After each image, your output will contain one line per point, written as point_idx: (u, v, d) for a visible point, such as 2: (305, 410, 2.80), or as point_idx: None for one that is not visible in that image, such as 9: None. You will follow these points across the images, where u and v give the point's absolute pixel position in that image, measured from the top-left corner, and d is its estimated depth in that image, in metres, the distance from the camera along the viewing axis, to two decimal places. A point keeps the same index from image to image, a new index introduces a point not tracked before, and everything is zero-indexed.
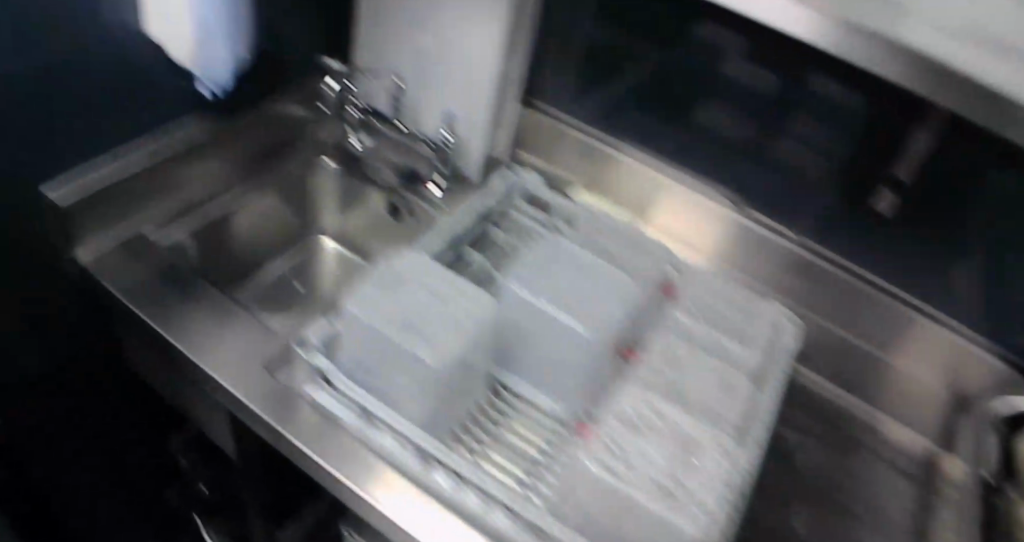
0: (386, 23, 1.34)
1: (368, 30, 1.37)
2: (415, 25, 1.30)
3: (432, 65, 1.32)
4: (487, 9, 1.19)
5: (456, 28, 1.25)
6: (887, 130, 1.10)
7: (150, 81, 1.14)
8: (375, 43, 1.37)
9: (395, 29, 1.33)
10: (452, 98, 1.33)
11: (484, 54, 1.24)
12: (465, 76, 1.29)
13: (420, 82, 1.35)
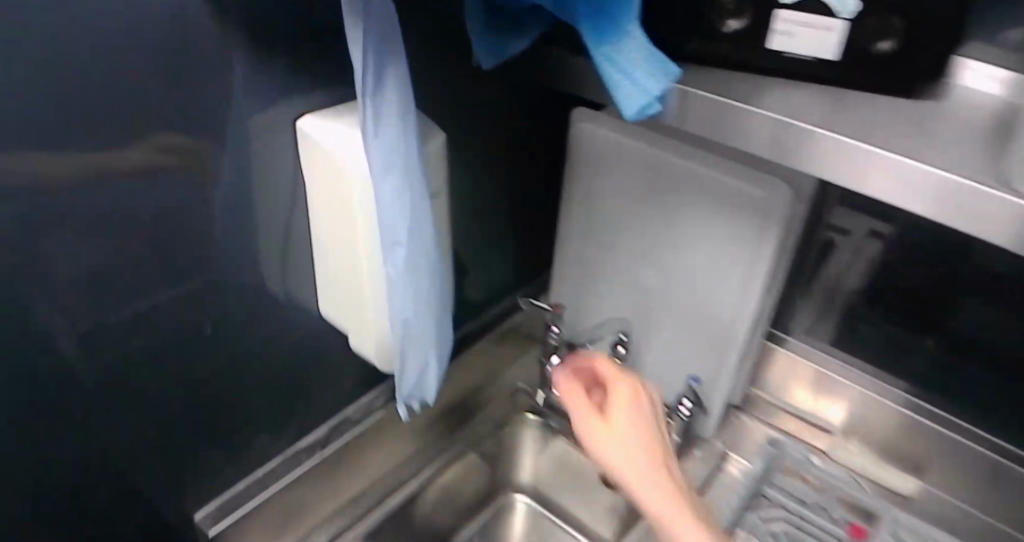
0: (598, 269, 1.09)
1: (571, 274, 1.13)
2: (636, 276, 1.05)
3: (662, 316, 1.05)
4: (740, 254, 0.92)
5: (697, 277, 0.98)
6: None
7: (326, 353, 0.91)
8: (588, 296, 1.12)
9: (611, 280, 1.08)
10: (692, 363, 1.06)
11: (734, 309, 0.96)
12: (706, 334, 1.01)
13: (644, 326, 1.08)
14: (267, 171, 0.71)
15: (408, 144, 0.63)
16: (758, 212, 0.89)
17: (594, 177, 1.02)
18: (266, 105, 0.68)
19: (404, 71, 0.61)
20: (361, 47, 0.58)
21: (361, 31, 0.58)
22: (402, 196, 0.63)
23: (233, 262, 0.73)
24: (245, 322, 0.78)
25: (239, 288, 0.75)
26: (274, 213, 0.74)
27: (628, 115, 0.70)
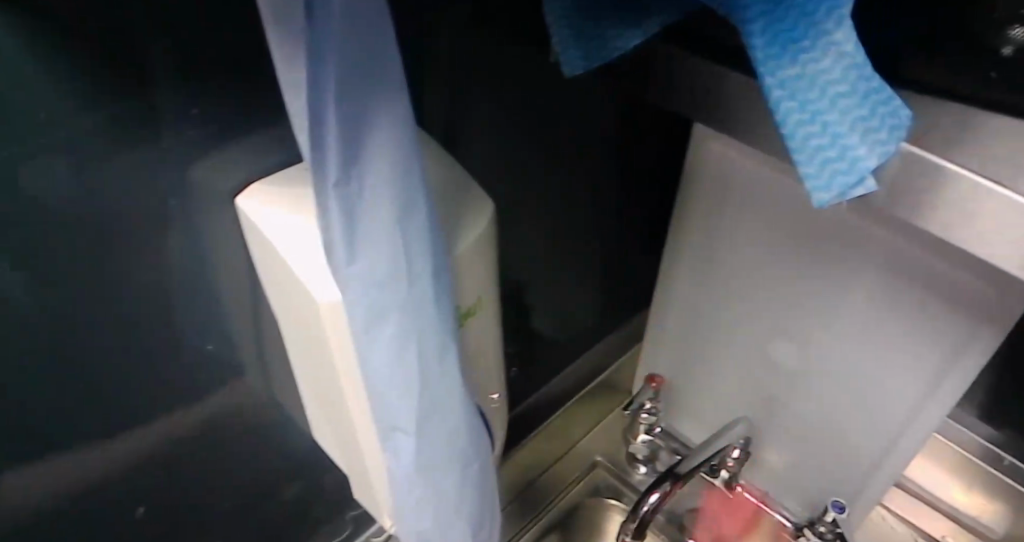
0: (705, 337, 0.76)
1: (671, 335, 0.81)
2: (766, 361, 0.71)
3: (796, 417, 0.72)
4: (931, 362, 0.58)
5: (857, 380, 0.65)
6: None
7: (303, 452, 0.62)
8: (691, 368, 0.80)
9: (726, 356, 0.75)
10: (825, 480, 0.74)
11: (908, 432, 0.64)
12: (857, 451, 0.69)
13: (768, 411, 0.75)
14: (217, 260, 0.46)
15: (422, 282, 0.35)
16: (972, 310, 0.54)
17: (714, 213, 0.68)
18: (214, 169, 0.42)
19: (412, 144, 0.33)
20: (315, 116, 0.30)
21: (318, 87, 0.29)
22: (402, 363, 0.37)
23: (183, 377, 0.49)
24: (209, 445, 0.54)
25: (193, 404, 0.51)
26: (240, 310, 0.49)
27: (815, 203, 0.37)
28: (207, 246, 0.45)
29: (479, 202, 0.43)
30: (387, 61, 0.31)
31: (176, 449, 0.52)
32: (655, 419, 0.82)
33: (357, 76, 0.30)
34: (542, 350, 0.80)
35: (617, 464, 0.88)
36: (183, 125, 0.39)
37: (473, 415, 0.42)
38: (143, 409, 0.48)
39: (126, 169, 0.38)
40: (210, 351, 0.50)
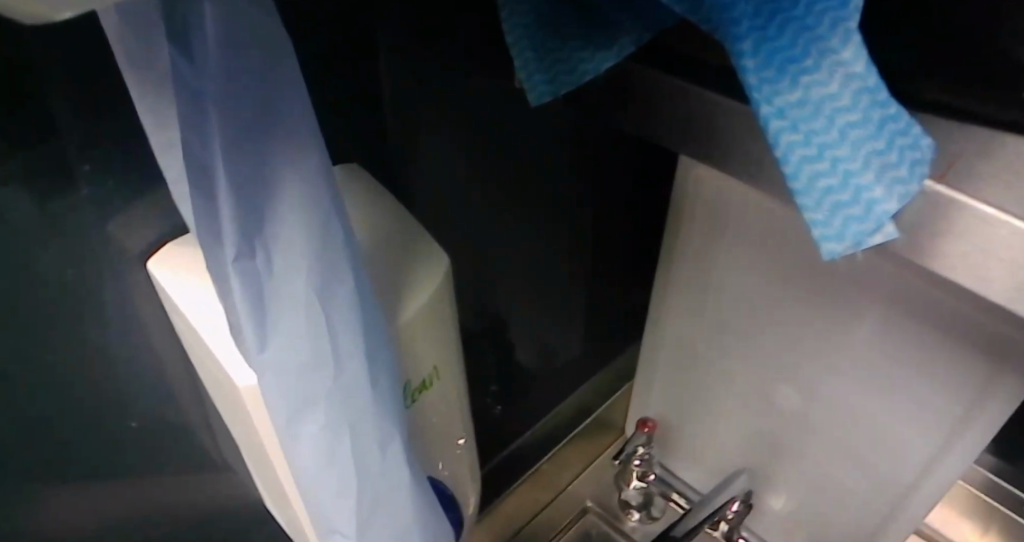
0: (701, 374, 0.70)
1: (663, 372, 0.74)
2: (764, 400, 0.66)
3: (801, 461, 0.66)
4: (953, 409, 0.52)
5: (868, 425, 0.58)
6: None
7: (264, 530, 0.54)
8: (685, 407, 0.74)
9: (722, 394, 0.69)
10: (834, 529, 0.68)
11: (924, 481, 0.58)
12: (869, 500, 0.63)
13: (773, 455, 0.68)
14: (138, 332, 0.39)
15: (352, 361, 0.30)
16: (999, 354, 0.48)
17: (704, 243, 0.62)
18: (125, 229, 0.35)
19: (330, 199, 0.27)
20: (200, 181, 0.24)
21: (202, 145, 0.23)
22: (334, 456, 0.32)
23: (104, 463, 0.42)
24: (144, 534, 0.47)
25: (121, 490, 0.44)
26: (174, 387, 0.42)
27: (825, 255, 0.31)
28: (125, 317, 0.38)
29: (430, 256, 0.37)
30: (292, 108, 0.25)
31: (102, 541, 0.45)
32: (650, 465, 0.75)
33: (253, 129, 0.24)
34: (527, 395, 0.73)
35: (610, 511, 0.82)
36: (85, 179, 0.33)
37: (424, 501, 0.36)
38: (56, 502, 0.41)
39: (12, 232, 0.32)
40: (140, 433, 0.42)
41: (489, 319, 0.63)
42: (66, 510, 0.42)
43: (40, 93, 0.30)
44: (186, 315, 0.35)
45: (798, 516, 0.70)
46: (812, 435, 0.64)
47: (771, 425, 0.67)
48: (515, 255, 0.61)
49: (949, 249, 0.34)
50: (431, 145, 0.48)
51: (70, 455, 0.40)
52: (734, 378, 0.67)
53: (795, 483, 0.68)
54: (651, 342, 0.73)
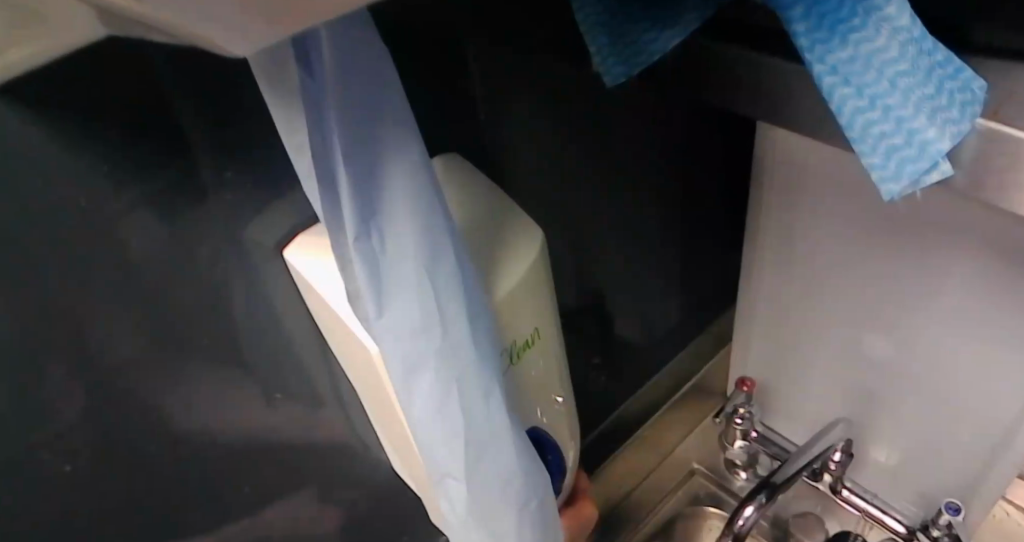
0: (795, 332, 0.71)
1: (758, 333, 0.76)
2: (860, 354, 0.66)
3: (904, 413, 0.66)
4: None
5: (967, 371, 0.58)
6: None
7: (391, 493, 0.60)
8: (782, 365, 0.75)
9: (818, 352, 0.70)
10: (944, 480, 0.68)
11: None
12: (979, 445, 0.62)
13: (875, 407, 0.69)
14: (275, 309, 0.45)
15: (454, 324, 0.34)
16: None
17: (784, 202, 0.63)
18: (265, 223, 0.42)
19: (430, 184, 0.33)
20: (323, 171, 0.29)
21: (323, 142, 0.29)
22: (444, 411, 0.35)
23: (261, 428, 0.49)
24: (298, 499, 0.54)
25: (276, 456, 0.51)
26: (312, 361, 0.49)
27: (884, 195, 0.33)
28: (268, 299, 0.45)
29: (522, 229, 0.42)
30: (392, 108, 0.30)
31: (257, 504, 0.52)
32: (751, 424, 0.77)
33: (363, 128, 0.29)
34: (629, 363, 0.77)
35: (715, 470, 0.85)
36: (231, 181, 0.40)
37: (527, 458, 0.39)
38: (227, 466, 0.48)
39: (180, 228, 0.39)
40: (287, 401, 0.49)
41: (587, 290, 0.66)
42: (235, 475, 0.49)
43: (183, 111, 0.36)
44: (320, 292, 0.42)
45: (906, 469, 0.70)
46: (910, 385, 0.64)
47: (871, 378, 0.67)
48: (606, 229, 0.64)
49: (1009, 181, 0.35)
50: (517, 131, 0.53)
51: (236, 421, 0.47)
52: (828, 334, 0.68)
53: (900, 436, 0.68)
54: (743, 304, 0.75)
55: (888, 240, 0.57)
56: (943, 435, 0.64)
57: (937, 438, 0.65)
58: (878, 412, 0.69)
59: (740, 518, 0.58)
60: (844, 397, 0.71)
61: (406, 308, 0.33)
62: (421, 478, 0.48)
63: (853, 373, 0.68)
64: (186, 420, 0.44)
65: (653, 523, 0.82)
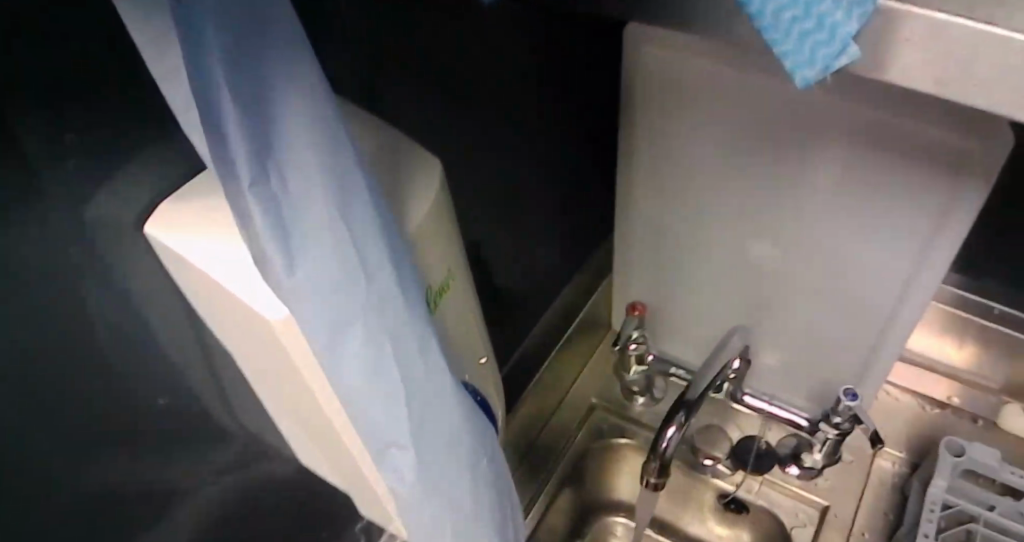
0: (676, 252, 0.74)
1: (636, 257, 0.77)
2: (740, 261, 0.69)
3: (783, 308, 0.71)
4: (918, 227, 0.57)
5: (839, 259, 0.63)
6: None
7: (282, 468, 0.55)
8: (667, 288, 0.78)
9: (701, 267, 0.73)
10: (821, 362, 0.74)
11: (900, 298, 0.63)
12: (855, 328, 0.68)
13: (757, 309, 0.73)
14: (133, 284, 0.39)
15: (378, 274, 0.31)
16: (962, 169, 0.53)
17: (658, 126, 0.64)
18: (115, 196, 0.36)
19: (332, 119, 0.28)
20: (210, 114, 0.25)
21: (207, 80, 0.24)
22: (379, 371, 0.32)
23: (140, 425, 0.43)
24: (188, 494, 0.48)
25: (162, 462, 0.45)
26: (189, 347, 0.44)
27: (799, 83, 0.32)
28: (131, 282, 0.39)
29: (423, 165, 0.38)
30: (280, 29, 0.25)
31: (145, 510, 0.45)
32: (645, 348, 0.79)
33: (252, 60, 0.25)
34: (520, 308, 0.76)
35: (614, 402, 0.87)
36: (77, 149, 0.33)
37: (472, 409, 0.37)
38: (109, 485, 0.42)
39: (17, 213, 0.32)
40: (168, 400, 0.44)
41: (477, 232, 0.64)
42: (120, 493, 0.43)
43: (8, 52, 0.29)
44: (205, 267, 0.36)
45: (788, 359, 0.76)
46: (785, 282, 0.69)
47: (751, 282, 0.71)
48: (488, 172, 0.62)
49: None
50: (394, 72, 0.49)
51: (114, 431, 0.41)
52: (707, 247, 0.70)
53: (780, 330, 0.73)
54: (622, 231, 0.76)
55: (763, 143, 0.60)
56: (819, 321, 0.70)
57: (815, 325, 0.71)
58: (759, 313, 0.73)
59: (663, 442, 0.60)
60: (726, 304, 0.75)
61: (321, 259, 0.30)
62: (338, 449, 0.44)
63: (736, 279, 0.71)
64: (53, 441, 0.38)
65: (565, 465, 0.81)
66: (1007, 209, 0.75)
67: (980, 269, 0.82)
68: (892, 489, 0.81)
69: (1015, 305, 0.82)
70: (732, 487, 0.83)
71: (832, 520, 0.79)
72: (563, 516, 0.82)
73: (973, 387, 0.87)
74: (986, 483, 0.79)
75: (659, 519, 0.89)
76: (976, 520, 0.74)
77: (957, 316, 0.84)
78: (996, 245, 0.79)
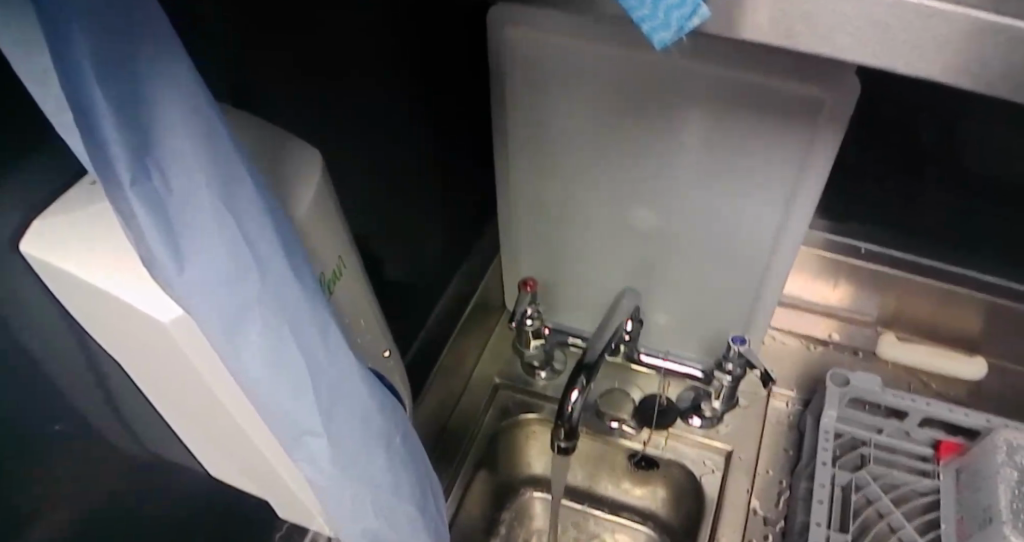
0: (562, 224, 0.77)
1: (528, 234, 0.79)
2: (622, 224, 0.73)
3: (670, 267, 0.75)
4: (785, 175, 0.62)
5: (714, 214, 0.68)
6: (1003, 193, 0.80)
7: (189, 478, 0.53)
8: (558, 260, 0.81)
9: (588, 237, 0.76)
10: (711, 315, 0.79)
11: (775, 246, 0.68)
12: (740, 277, 0.73)
13: (646, 269, 0.77)
14: (16, 298, 0.37)
15: (277, 272, 0.31)
16: (815, 116, 0.57)
17: (535, 105, 0.66)
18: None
19: (214, 120, 0.28)
20: (79, 108, 0.24)
21: (72, 71, 0.24)
22: (279, 361, 0.32)
23: (34, 445, 0.40)
24: (91, 515, 0.45)
25: (63, 489, 0.43)
26: (80, 367, 0.42)
27: (658, 45, 0.34)
28: (14, 305, 0.36)
29: (304, 154, 0.38)
30: (150, 33, 0.25)
31: (45, 536, 0.42)
32: (540, 322, 0.82)
33: (119, 47, 0.25)
34: (416, 296, 0.76)
35: (517, 379, 0.88)
36: None
37: (383, 395, 0.37)
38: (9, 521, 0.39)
39: None
40: (65, 426, 0.42)
41: (371, 220, 0.63)
42: (19, 528, 0.40)
43: None
44: (89, 275, 0.34)
45: (679, 314, 0.80)
46: (667, 241, 0.73)
47: (637, 246, 0.75)
48: (373, 159, 0.61)
49: None
50: (274, 62, 0.48)
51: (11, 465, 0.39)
52: (592, 216, 0.74)
53: (669, 289, 0.78)
54: (511, 210, 0.78)
55: (636, 111, 0.63)
56: (702, 275, 0.75)
57: (700, 279, 0.75)
58: (649, 273, 0.77)
59: (568, 406, 0.63)
60: (616, 269, 0.79)
61: (217, 262, 0.29)
62: (248, 451, 0.43)
63: (625, 242, 0.75)
64: None
65: (477, 448, 0.83)
66: (867, 153, 0.83)
67: (845, 212, 0.89)
68: (788, 425, 0.88)
69: (878, 242, 0.90)
70: (640, 446, 0.87)
71: (737, 463, 0.85)
72: (481, 498, 0.84)
73: (849, 322, 0.95)
74: (872, 408, 0.89)
75: (575, 489, 0.93)
76: (868, 445, 0.84)
77: (827, 258, 0.92)
78: (859, 188, 0.86)
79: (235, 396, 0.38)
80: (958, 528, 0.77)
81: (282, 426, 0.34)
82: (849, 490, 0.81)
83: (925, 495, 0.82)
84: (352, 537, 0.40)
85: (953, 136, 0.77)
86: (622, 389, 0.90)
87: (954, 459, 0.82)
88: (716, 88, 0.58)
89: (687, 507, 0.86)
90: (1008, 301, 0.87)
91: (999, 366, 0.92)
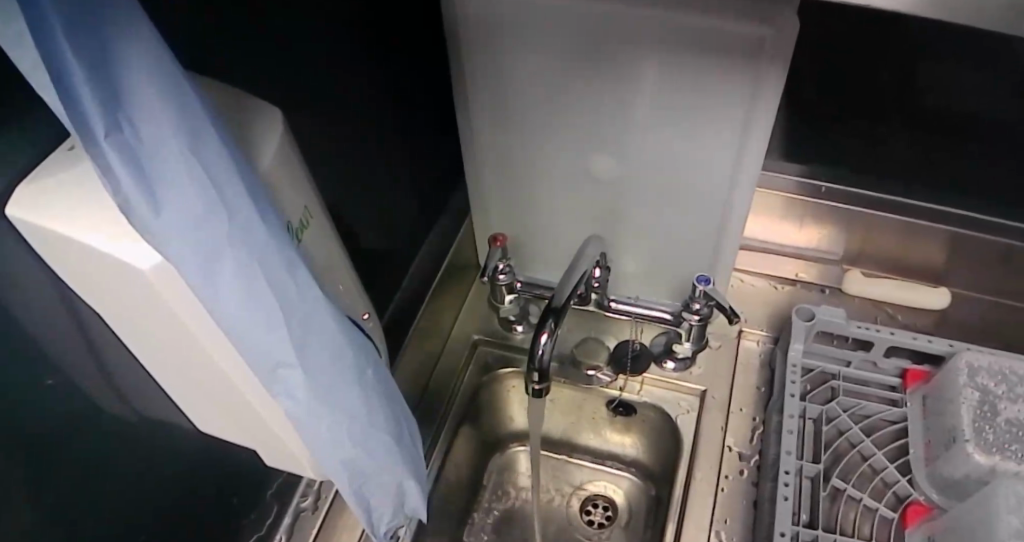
0: (528, 180, 0.79)
1: (497, 193, 0.82)
2: (586, 175, 0.75)
3: (635, 214, 0.78)
4: (736, 114, 0.64)
5: (672, 158, 0.70)
6: (952, 126, 0.83)
7: (183, 438, 0.56)
8: (527, 215, 0.83)
9: (553, 191, 0.78)
10: (678, 260, 0.82)
11: (733, 187, 0.71)
12: (703, 219, 0.76)
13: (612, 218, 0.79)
14: (4, 262, 0.38)
15: (243, 211, 0.32)
16: (760, 55, 0.60)
17: (492, 63, 0.68)
18: None
19: (176, 70, 0.29)
20: (51, 65, 0.26)
21: (42, 29, 0.25)
22: (253, 298, 0.34)
23: (31, 402, 0.42)
24: (90, 470, 0.48)
25: (63, 445, 0.45)
26: (69, 330, 0.44)
27: None
28: (1, 268, 0.38)
29: (266, 111, 0.40)
30: None
31: (49, 489, 0.45)
32: (513, 277, 0.85)
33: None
34: (388, 256, 0.77)
35: (495, 334, 0.91)
36: None
37: (354, 330, 0.40)
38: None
39: None
40: (59, 384, 0.44)
41: (339, 184, 0.65)
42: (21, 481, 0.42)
43: None
44: (68, 234, 0.36)
45: (647, 260, 0.83)
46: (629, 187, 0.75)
47: (602, 195, 0.77)
48: (338, 125, 0.63)
49: None
50: (238, 33, 0.49)
51: (0, 427, 0.40)
52: (557, 169, 0.76)
53: (637, 236, 0.80)
54: (478, 169, 0.80)
55: (591, 61, 0.65)
56: (666, 219, 0.77)
57: (665, 223, 0.78)
58: (615, 222, 0.79)
59: (539, 350, 0.65)
60: (583, 220, 0.81)
61: (189, 202, 0.31)
62: (235, 398, 0.45)
63: (590, 192, 0.77)
64: None
65: (460, 400, 0.86)
66: (820, 94, 0.85)
67: (805, 155, 0.92)
68: (761, 363, 0.91)
69: (838, 181, 0.93)
70: (618, 392, 0.90)
71: (712, 402, 0.88)
72: (465, 452, 0.87)
73: (816, 262, 0.98)
74: (840, 343, 0.92)
75: (557, 440, 0.96)
76: (837, 377, 0.88)
77: (791, 200, 0.95)
78: (816, 129, 0.89)
79: (216, 340, 0.40)
80: (925, 450, 0.82)
81: (259, 361, 0.36)
82: (818, 418, 0.85)
83: (893, 422, 0.86)
84: (336, 470, 0.42)
85: (900, 72, 0.80)
86: (597, 339, 0.93)
87: (920, 386, 0.85)
88: (664, 33, 0.60)
89: (665, 447, 0.90)
90: (965, 232, 0.91)
91: (960, 295, 0.95)
